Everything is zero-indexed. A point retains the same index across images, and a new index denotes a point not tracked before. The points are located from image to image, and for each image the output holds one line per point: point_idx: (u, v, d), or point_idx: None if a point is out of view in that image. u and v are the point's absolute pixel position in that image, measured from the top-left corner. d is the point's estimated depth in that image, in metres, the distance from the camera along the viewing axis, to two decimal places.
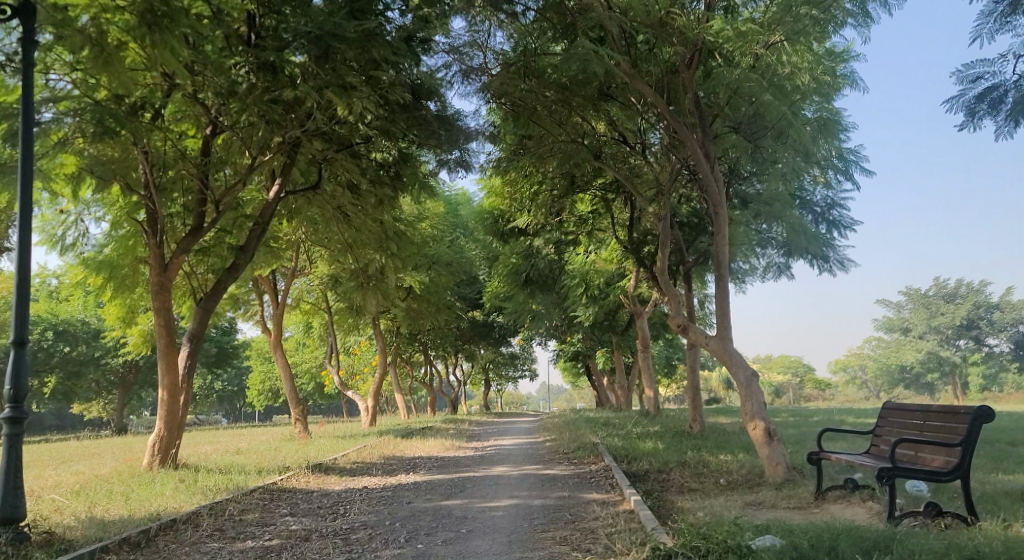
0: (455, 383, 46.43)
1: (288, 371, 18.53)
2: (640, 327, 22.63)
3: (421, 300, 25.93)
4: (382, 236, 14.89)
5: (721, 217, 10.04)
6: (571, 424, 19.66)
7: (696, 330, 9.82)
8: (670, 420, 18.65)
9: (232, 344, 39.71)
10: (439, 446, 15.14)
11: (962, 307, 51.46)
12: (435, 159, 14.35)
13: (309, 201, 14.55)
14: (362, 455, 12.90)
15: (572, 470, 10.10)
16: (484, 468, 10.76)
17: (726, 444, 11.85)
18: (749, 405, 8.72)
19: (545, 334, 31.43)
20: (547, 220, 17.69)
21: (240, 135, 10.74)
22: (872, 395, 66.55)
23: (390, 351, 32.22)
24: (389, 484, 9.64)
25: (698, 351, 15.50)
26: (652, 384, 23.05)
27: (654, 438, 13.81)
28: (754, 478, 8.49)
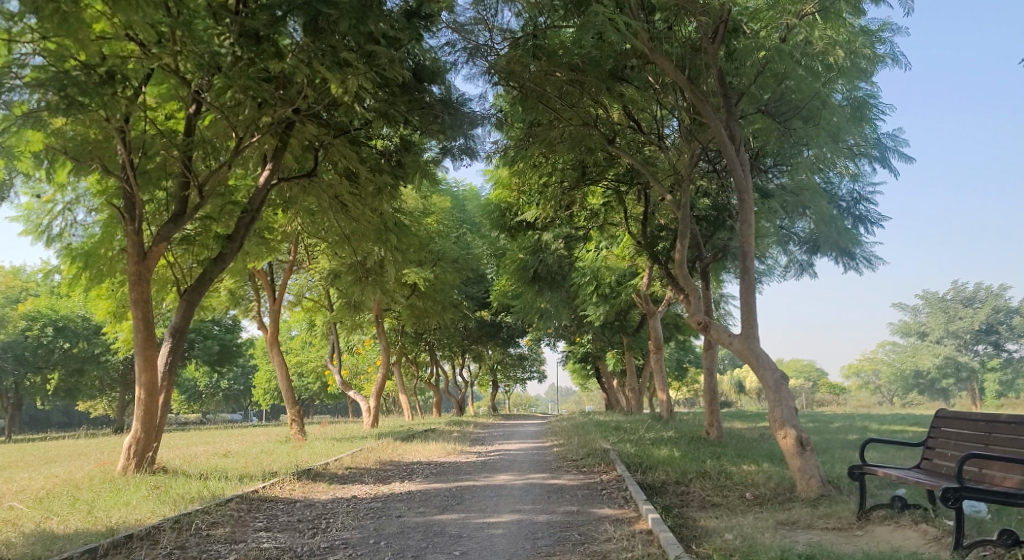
0: (462, 385, 45.66)
1: (284, 370, 17.77)
2: (653, 328, 21.77)
3: (426, 297, 25.19)
4: (382, 228, 14.11)
5: (746, 205, 9.10)
6: (580, 428, 18.77)
7: (717, 328, 8.95)
8: (684, 425, 17.76)
9: (235, 342, 39.02)
10: (440, 450, 14.32)
11: (981, 312, 50.01)
12: (439, 147, 13.57)
13: (305, 191, 13.79)
14: (357, 460, 12.10)
15: (582, 479, 9.25)
16: (485, 477, 9.94)
17: (748, 453, 10.97)
18: (777, 412, 7.84)
19: (554, 335, 30.64)
20: (556, 214, 16.86)
21: (227, 114, 10.13)
22: (886, 400, 65.29)
23: (395, 350, 31.46)
24: (381, 493, 8.84)
25: (715, 351, 14.63)
26: (664, 387, 22.17)
27: (669, 445, 12.96)
28: (782, 492, 7.64)
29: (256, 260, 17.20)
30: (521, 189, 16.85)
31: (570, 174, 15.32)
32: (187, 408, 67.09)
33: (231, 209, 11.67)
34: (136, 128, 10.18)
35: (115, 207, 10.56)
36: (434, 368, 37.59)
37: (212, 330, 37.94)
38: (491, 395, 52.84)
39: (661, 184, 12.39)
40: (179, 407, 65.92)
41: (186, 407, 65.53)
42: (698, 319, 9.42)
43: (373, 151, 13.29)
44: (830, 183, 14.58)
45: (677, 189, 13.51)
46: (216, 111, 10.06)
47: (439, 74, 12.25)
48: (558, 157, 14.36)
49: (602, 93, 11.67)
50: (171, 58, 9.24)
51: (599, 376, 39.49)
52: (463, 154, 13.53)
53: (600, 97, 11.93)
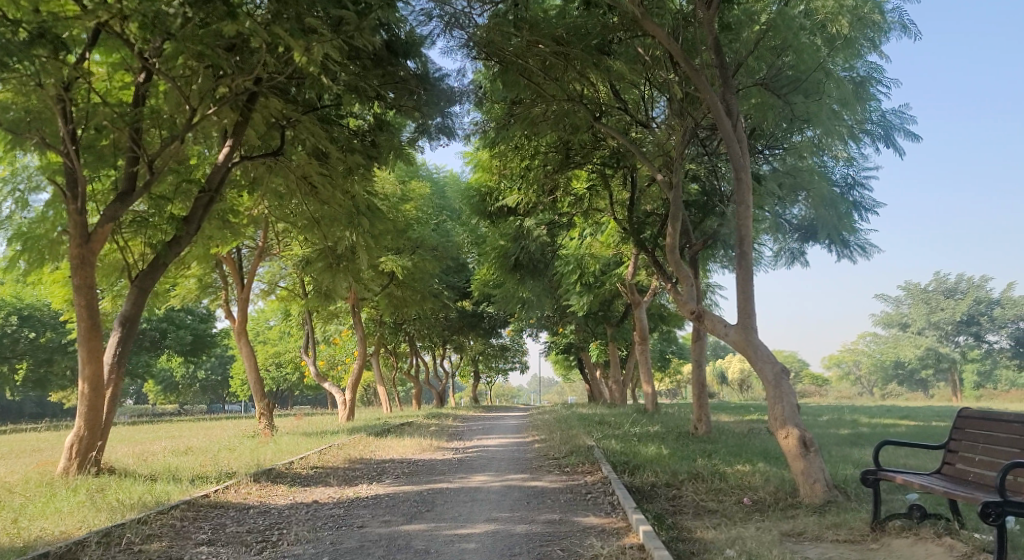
0: (443, 375, 44.95)
1: (253, 361, 16.94)
2: (638, 318, 21.14)
3: (405, 286, 24.41)
4: (354, 212, 13.23)
5: (743, 183, 8.37)
6: (562, 422, 18.11)
7: (710, 318, 8.27)
8: (670, 419, 17.16)
9: (209, 332, 37.94)
10: (416, 446, 13.58)
11: (962, 303, 49.94)
12: (415, 128, 12.78)
13: (271, 170, 12.93)
14: (325, 459, 11.33)
15: (564, 481, 8.57)
16: (462, 478, 9.24)
17: (740, 451, 10.34)
18: (777, 409, 7.19)
19: (537, 325, 29.99)
20: (540, 198, 16.14)
21: (178, 83, 9.43)
22: (867, 391, 65.47)
23: (374, 340, 30.67)
24: (345, 497, 8.12)
25: (704, 343, 13.98)
26: (649, 379, 21.55)
27: (656, 440, 12.32)
28: (782, 496, 7.02)
29: (223, 245, 16.34)
30: (502, 172, 16.09)
31: (554, 154, 14.59)
32: (164, 399, 65.86)
33: (187, 188, 10.85)
34: (78, 96, 9.34)
35: (58, 184, 9.70)
36: (414, 359, 36.84)
37: (186, 320, 36.94)
38: (473, 386, 52.14)
39: (650, 164, 11.66)
40: (155, 398, 64.72)
41: (162, 397, 64.34)
42: (691, 308, 8.67)
43: (345, 130, 12.50)
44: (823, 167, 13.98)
45: (667, 172, 12.82)
46: (167, 79, 9.28)
47: (416, 48, 11.44)
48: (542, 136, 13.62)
49: (587, 68, 10.92)
50: (114, 18, 8.42)
51: (581, 366, 38.94)
52: (440, 134, 12.73)
53: (586, 73, 11.17)
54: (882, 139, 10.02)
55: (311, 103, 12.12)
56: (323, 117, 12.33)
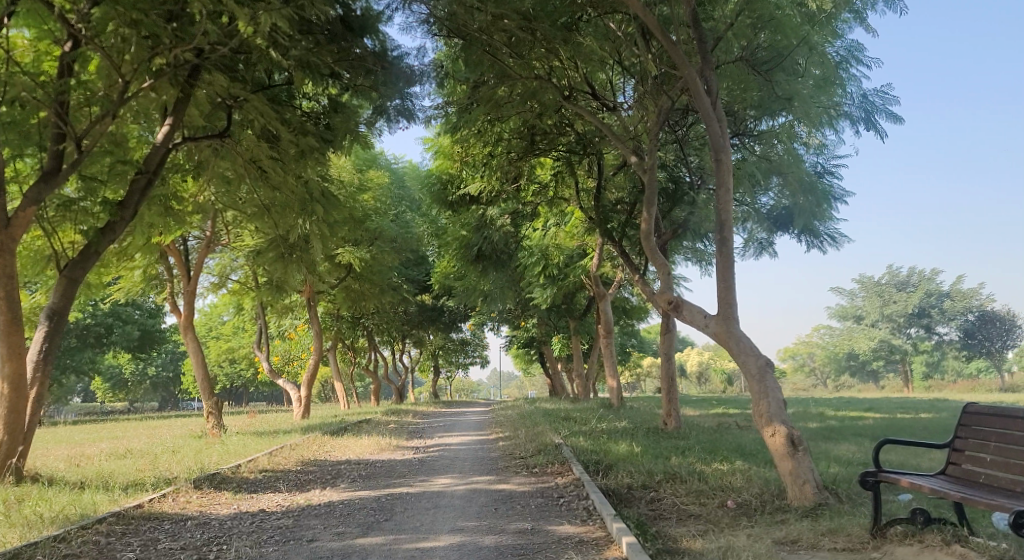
0: (402, 370, 44.09)
1: (200, 357, 16.04)
2: (603, 312, 20.71)
3: (362, 280, 23.61)
4: (308, 198, 12.43)
5: (723, 165, 7.88)
6: (526, 418, 17.57)
7: (688, 309, 7.78)
8: (636, 413, 16.72)
9: (158, 328, 36.48)
10: (375, 446, 12.89)
11: (914, 296, 50.74)
12: (372, 109, 12.03)
13: (218, 153, 12.08)
14: (276, 461, 10.59)
15: (533, 484, 8.01)
16: (424, 481, 8.62)
17: (715, 448, 9.91)
18: (763, 405, 6.73)
19: (498, 318, 29.46)
20: (502, 186, 15.56)
21: (110, 53, 8.59)
22: (821, 383, 66.48)
23: (331, 335, 29.77)
24: (295, 505, 7.44)
25: (674, 336, 13.56)
26: (613, 373, 21.13)
27: (625, 437, 11.85)
28: (768, 498, 6.58)
29: (168, 235, 15.46)
30: (464, 159, 15.45)
31: (519, 140, 14.03)
32: (112, 397, 63.66)
33: (122, 170, 10.01)
34: None
35: None
36: (372, 354, 36.00)
37: (134, 315, 35.51)
38: (432, 381, 51.15)
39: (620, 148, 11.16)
40: (103, 396, 62.55)
41: (111, 395, 62.22)
42: (669, 298, 8.07)
43: (296, 111, 11.78)
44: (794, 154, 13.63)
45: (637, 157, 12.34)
46: (97, 48, 8.44)
47: (372, 22, 10.71)
48: (507, 118, 13.03)
49: (555, 44, 10.32)
50: None
51: (542, 360, 38.47)
52: (400, 117, 12.02)
53: (554, 50, 10.61)
54: (861, 121, 9.64)
55: (261, 82, 11.34)
56: (274, 96, 11.56)
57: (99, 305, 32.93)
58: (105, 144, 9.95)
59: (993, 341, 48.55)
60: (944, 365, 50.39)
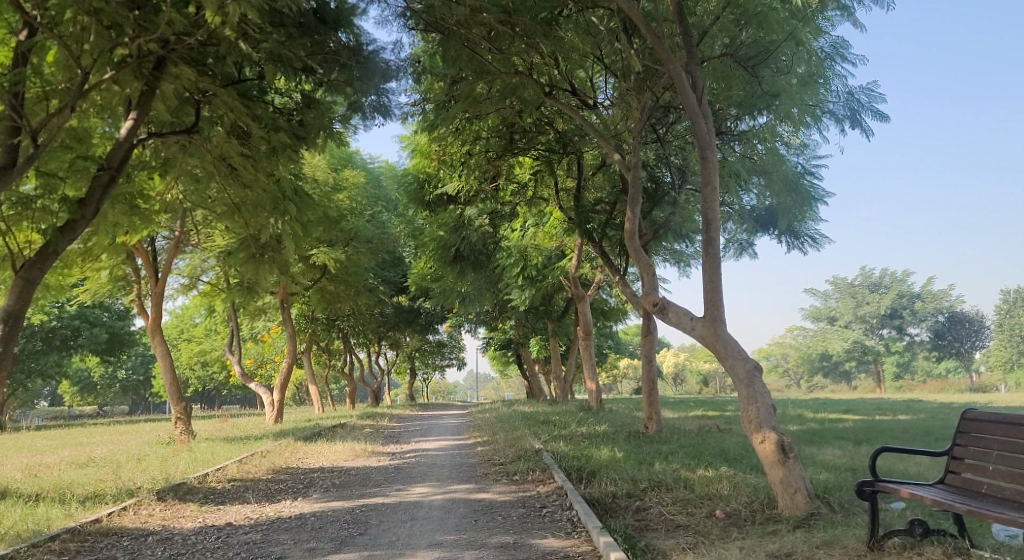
0: (377, 372, 43.57)
1: (168, 361, 15.53)
2: (581, 313, 20.50)
3: (337, 281, 23.17)
4: (279, 197, 12.02)
5: (709, 162, 7.64)
6: (504, 421, 17.28)
7: (674, 310, 7.54)
8: (616, 417, 16.52)
9: (128, 330, 35.64)
10: (349, 452, 12.53)
11: (886, 297, 51.22)
12: (347, 104, 11.64)
13: (185, 150, 11.64)
14: (246, 470, 10.19)
15: (515, 493, 7.72)
16: (400, 490, 8.29)
17: (698, 453, 9.70)
18: (753, 411, 6.50)
19: (475, 320, 29.18)
20: (481, 185, 15.26)
21: (68, 42, 8.18)
22: (795, 384, 66.98)
23: (305, 337, 29.26)
24: (264, 519, 7.08)
25: (655, 338, 13.35)
26: (592, 375, 20.92)
27: (606, 441, 11.63)
28: (758, 507, 6.36)
29: (135, 235, 14.96)
30: (441, 158, 15.17)
31: (497, 137, 13.76)
32: (81, 401, 62.29)
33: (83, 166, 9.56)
34: None
35: None
36: (347, 356, 35.47)
37: (102, 317, 34.63)
38: (408, 383, 50.64)
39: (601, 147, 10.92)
40: (72, 400, 61.18)
41: (79, 399, 60.86)
42: (655, 299, 7.80)
43: (267, 107, 11.38)
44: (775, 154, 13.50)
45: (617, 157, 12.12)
46: (53, 37, 8.02)
47: (346, 16, 10.36)
48: (486, 115, 12.76)
49: (535, 39, 10.05)
50: None
51: (519, 362, 38.20)
52: (375, 114, 11.67)
53: (533, 46, 10.34)
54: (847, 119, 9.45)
55: (230, 76, 10.93)
56: (244, 90, 11.16)
57: (64, 307, 32.05)
58: (64, 139, 9.49)
59: (962, 341, 49.96)
60: (915, 366, 51.20)
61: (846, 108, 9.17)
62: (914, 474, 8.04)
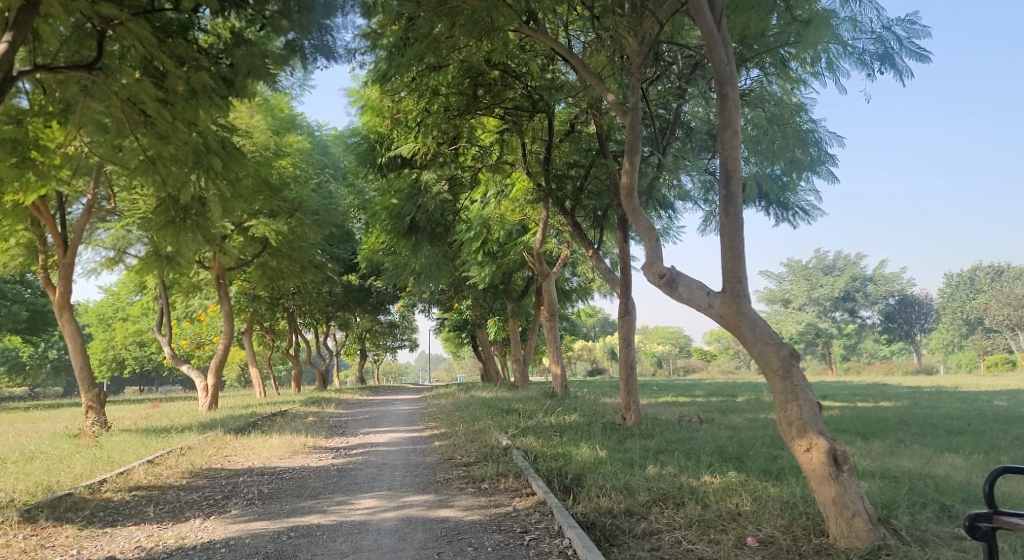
0: (325, 354, 41.62)
1: (78, 343, 13.57)
2: (546, 292, 19.05)
3: (280, 257, 21.27)
4: (201, 150, 10.14)
5: (730, 101, 6.19)
6: (461, 409, 15.77)
7: (685, 284, 6.10)
8: (584, 405, 15.18)
9: (50, 307, 32.80)
10: (286, 447, 10.83)
11: (841, 280, 49.55)
12: (285, 43, 9.71)
13: (89, 92, 9.76)
14: (156, 474, 8.47)
15: (484, 510, 6.23)
16: (341, 504, 6.72)
17: (694, 454, 8.33)
18: (794, 411, 5.15)
19: (429, 300, 27.59)
20: (440, 147, 13.63)
21: None
22: (745, 365, 67.32)
23: (246, 317, 27.19)
24: (158, 550, 5.46)
25: (633, 320, 11.97)
26: (556, 360, 19.44)
27: (580, 435, 10.24)
28: (801, 534, 5.01)
29: (36, 199, 12.93)
30: (395, 116, 13.53)
31: (460, 89, 12.18)
32: (8, 383, 58.52)
33: None
34: None
35: None
36: (292, 337, 33.46)
37: (22, 295, 31.89)
38: (358, 366, 48.68)
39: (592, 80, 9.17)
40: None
41: (6, 380, 57.21)
42: (660, 270, 6.35)
43: (190, 44, 9.55)
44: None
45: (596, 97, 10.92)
46: None
47: None
48: (447, 59, 11.16)
49: None
50: None
51: (473, 343, 36.68)
52: (317, 56, 9.88)
53: None
54: (878, 59, 7.95)
55: (140, 4, 9.16)
56: (163, 20, 9.39)
57: None
58: None
59: (912, 324, 51.07)
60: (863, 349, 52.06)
61: (878, 45, 7.83)
62: (955, 477, 6.78)
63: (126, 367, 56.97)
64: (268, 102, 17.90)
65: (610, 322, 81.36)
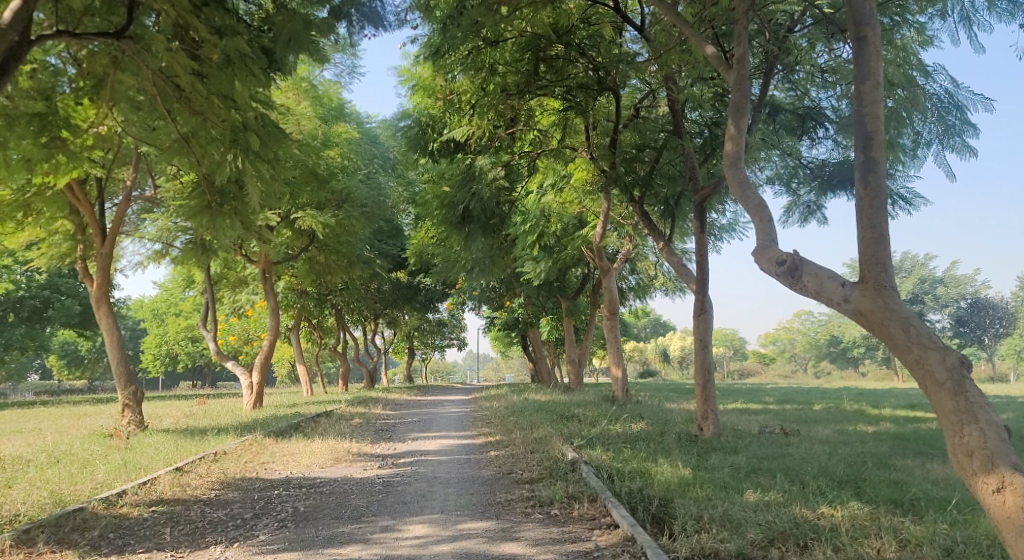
0: (374, 353, 41.05)
1: (116, 336, 12.93)
2: (606, 290, 17.84)
3: (327, 251, 20.49)
4: (238, 126, 9.23)
5: (868, 44, 5.01)
6: (517, 413, 14.68)
7: (811, 272, 4.89)
8: (650, 411, 13.98)
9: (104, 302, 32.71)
10: (329, 454, 9.91)
11: (907, 281, 47.45)
12: (330, 8, 8.76)
13: (118, 64, 8.87)
14: (184, 483, 7.60)
15: (559, 547, 5.14)
16: (386, 531, 5.70)
17: (798, 479, 7.08)
18: (975, 438, 4.03)
19: (479, 297, 26.63)
20: (495, 130, 12.58)
21: None
22: (802, 369, 64.88)
23: (293, 313, 26.59)
24: None
25: (710, 319, 10.70)
26: (616, 363, 18.16)
27: (655, 448, 9.02)
28: None
29: (73, 184, 12.35)
30: (447, 96, 12.52)
31: (519, 65, 11.09)
32: (69, 376, 59.55)
33: None
34: None
35: None
36: (340, 335, 32.88)
37: (77, 289, 32.02)
38: (405, 364, 47.95)
39: (694, 31, 7.59)
40: (59, 375, 58.51)
41: (66, 374, 58.17)
42: (777, 256, 5.15)
43: (227, 11, 8.62)
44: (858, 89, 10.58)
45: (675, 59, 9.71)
46: None
47: None
48: (506, 30, 10.15)
49: None
50: None
51: (523, 343, 35.60)
52: (364, 23, 8.94)
53: None
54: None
55: None
56: None
57: (32, 273, 29.49)
58: None
59: (985, 329, 47.19)
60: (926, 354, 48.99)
61: None
62: None
63: (179, 363, 57.38)
64: (315, 89, 17.11)
65: (661, 322, 79.53)
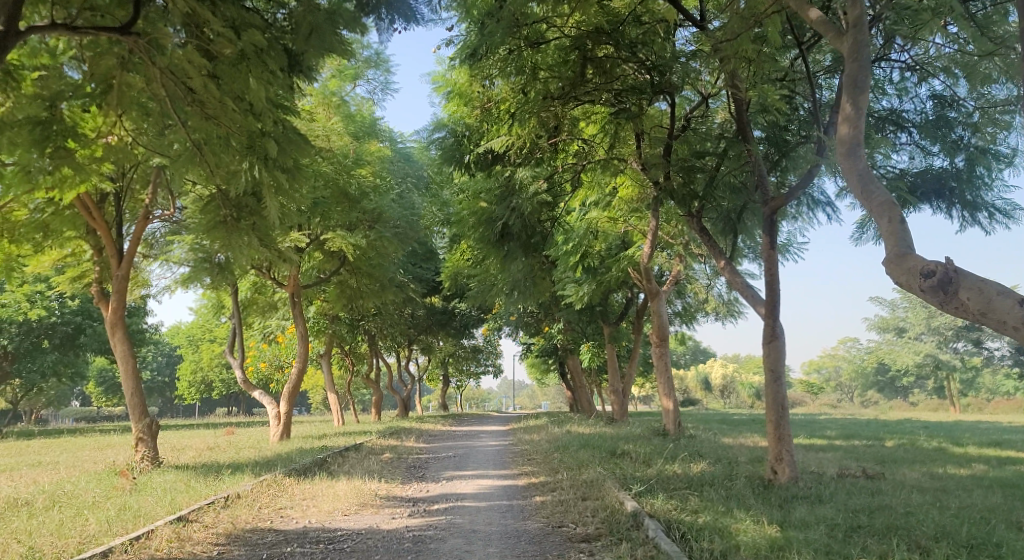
0: (408, 380, 40.02)
1: (131, 363, 12.10)
2: (655, 315, 16.61)
3: (358, 275, 19.61)
4: (256, 132, 8.44)
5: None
6: (561, 448, 13.47)
7: (970, 289, 4.02)
8: (708, 448, 12.67)
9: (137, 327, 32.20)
10: (353, 498, 8.81)
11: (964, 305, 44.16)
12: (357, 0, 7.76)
13: (126, 66, 7.96)
14: (185, 537, 6.56)
15: None
16: None
17: (916, 542, 5.82)
18: None
19: (515, 322, 25.46)
20: (538, 139, 11.54)
21: None
22: (850, 398, 62.13)
23: (325, 340, 25.73)
24: None
25: (781, 347, 9.41)
26: (666, 394, 16.85)
27: (726, 497, 7.76)
28: None
29: (88, 201, 11.62)
30: (486, 103, 11.55)
31: (564, 68, 10.03)
32: (105, 403, 59.44)
33: None
34: None
35: None
36: (374, 361, 31.92)
37: None
38: (439, 391, 46.71)
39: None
40: (98, 400, 58.57)
41: (104, 400, 58.10)
42: (920, 265, 4.23)
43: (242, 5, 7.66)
44: (946, 90, 9.32)
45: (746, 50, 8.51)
46: None
47: None
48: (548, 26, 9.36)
49: None
50: None
51: (561, 370, 34.21)
52: (393, 16, 7.93)
53: None
54: None
55: None
56: None
57: (66, 299, 29.16)
58: None
59: None
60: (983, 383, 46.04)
61: None
62: None
63: (213, 389, 56.91)
64: (347, 106, 16.34)
65: (701, 348, 77.28)
